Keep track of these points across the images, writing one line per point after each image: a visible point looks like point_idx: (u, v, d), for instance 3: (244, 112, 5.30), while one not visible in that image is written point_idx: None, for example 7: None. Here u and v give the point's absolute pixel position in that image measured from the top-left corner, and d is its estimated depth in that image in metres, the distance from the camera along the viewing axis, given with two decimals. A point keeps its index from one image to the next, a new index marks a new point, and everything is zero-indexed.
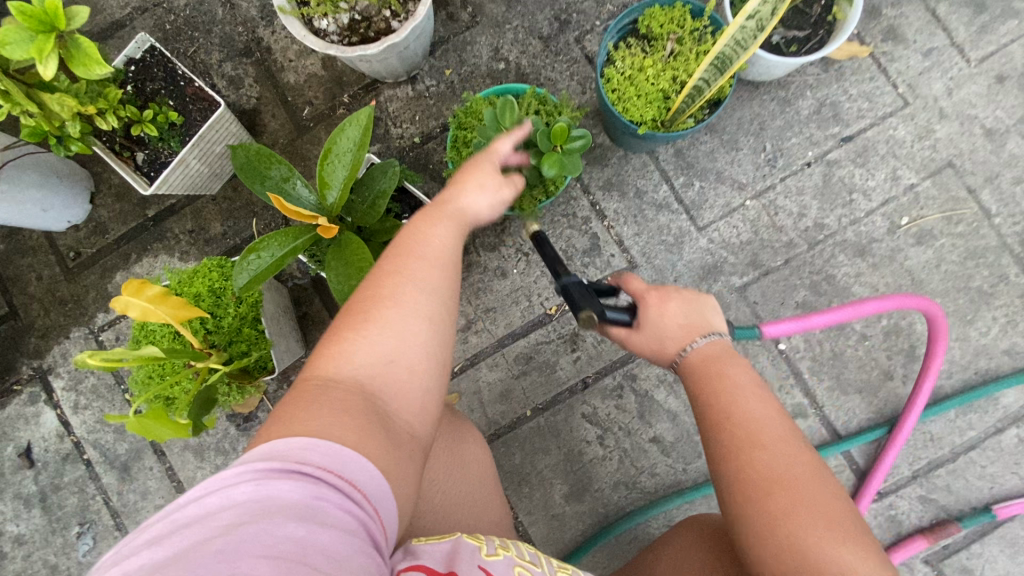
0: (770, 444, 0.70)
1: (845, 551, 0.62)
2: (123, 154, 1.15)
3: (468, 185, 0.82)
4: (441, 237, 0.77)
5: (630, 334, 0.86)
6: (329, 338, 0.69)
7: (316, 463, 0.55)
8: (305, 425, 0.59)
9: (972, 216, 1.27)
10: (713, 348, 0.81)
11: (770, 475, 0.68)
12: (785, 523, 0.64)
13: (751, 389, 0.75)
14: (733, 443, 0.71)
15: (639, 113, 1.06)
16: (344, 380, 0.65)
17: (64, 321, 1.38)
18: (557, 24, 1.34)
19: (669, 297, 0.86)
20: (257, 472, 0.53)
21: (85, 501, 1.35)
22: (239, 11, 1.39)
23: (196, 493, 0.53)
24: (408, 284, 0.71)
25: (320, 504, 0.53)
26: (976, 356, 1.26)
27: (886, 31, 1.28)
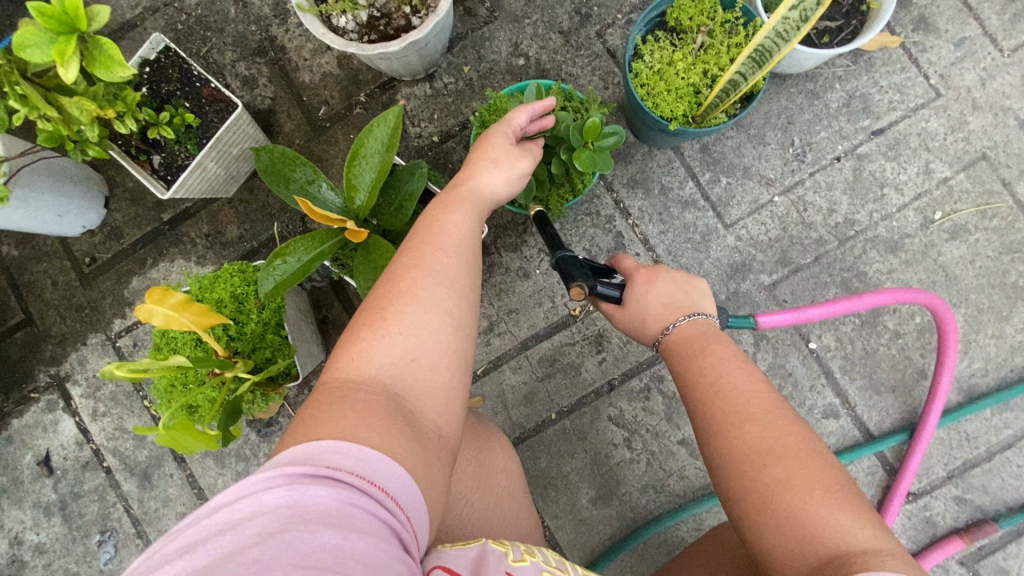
0: (758, 416, 0.69)
1: (842, 516, 0.60)
2: (139, 158, 1.12)
3: (481, 163, 0.83)
4: (452, 226, 0.75)
5: (618, 306, 0.91)
6: (350, 338, 0.66)
7: (348, 470, 0.53)
8: (331, 428, 0.56)
9: (1006, 210, 1.24)
10: (692, 328, 0.84)
11: (757, 444, 0.66)
12: (774, 494, 0.63)
13: (733, 363, 0.76)
14: (721, 418, 0.71)
15: (670, 108, 1.03)
16: (368, 382, 0.62)
17: (80, 328, 1.36)
18: (577, 18, 1.31)
19: (657, 276, 0.90)
20: (288, 478, 0.50)
21: (106, 509, 1.34)
22: (251, 9, 1.36)
23: (225, 500, 0.50)
24: (426, 278, 0.69)
25: (353, 510, 0.51)
26: (1012, 353, 1.23)
27: (917, 20, 1.24)
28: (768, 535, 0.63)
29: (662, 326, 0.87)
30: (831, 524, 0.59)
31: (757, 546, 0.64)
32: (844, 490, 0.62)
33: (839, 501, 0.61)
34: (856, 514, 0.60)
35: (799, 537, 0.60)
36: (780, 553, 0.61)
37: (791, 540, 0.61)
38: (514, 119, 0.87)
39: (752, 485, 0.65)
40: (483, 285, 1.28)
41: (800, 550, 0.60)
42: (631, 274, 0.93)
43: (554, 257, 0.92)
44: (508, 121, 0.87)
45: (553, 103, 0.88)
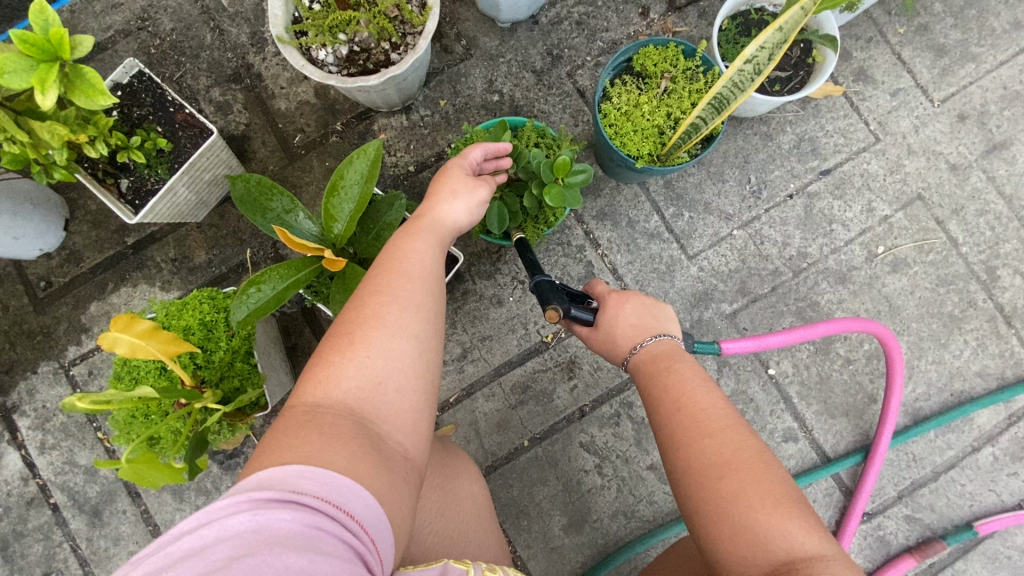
0: (716, 431, 0.72)
1: (791, 526, 0.63)
2: (106, 181, 1.10)
3: (444, 195, 0.85)
4: (418, 253, 0.77)
5: (592, 330, 0.94)
6: (317, 362, 0.67)
7: (313, 493, 0.53)
8: (296, 453, 0.56)
9: (941, 245, 1.34)
10: (659, 347, 0.87)
11: (715, 457, 0.69)
12: (732, 507, 0.65)
13: (697, 382, 0.79)
14: (680, 431, 0.74)
15: (637, 147, 1.09)
16: (334, 406, 0.63)
17: (31, 355, 1.30)
18: (549, 59, 1.37)
19: (627, 300, 0.93)
20: (253, 501, 0.50)
21: (51, 549, 1.26)
22: (228, 36, 1.37)
23: (189, 525, 0.49)
24: (393, 303, 0.70)
25: (318, 534, 0.50)
26: (951, 378, 1.32)
27: (857, 72, 1.36)
28: (724, 545, 0.65)
29: (631, 347, 0.89)
30: (784, 534, 0.62)
31: (715, 556, 0.66)
32: (792, 501, 0.65)
33: (789, 511, 0.64)
34: (804, 524, 0.63)
35: (751, 544, 0.63)
36: (735, 561, 0.64)
37: (744, 549, 0.63)
38: (469, 157, 0.90)
39: (708, 496, 0.67)
40: (457, 312, 1.29)
41: (753, 558, 0.63)
42: (603, 299, 0.96)
43: (534, 283, 0.94)
44: (462, 160, 0.90)
45: (508, 148, 0.94)
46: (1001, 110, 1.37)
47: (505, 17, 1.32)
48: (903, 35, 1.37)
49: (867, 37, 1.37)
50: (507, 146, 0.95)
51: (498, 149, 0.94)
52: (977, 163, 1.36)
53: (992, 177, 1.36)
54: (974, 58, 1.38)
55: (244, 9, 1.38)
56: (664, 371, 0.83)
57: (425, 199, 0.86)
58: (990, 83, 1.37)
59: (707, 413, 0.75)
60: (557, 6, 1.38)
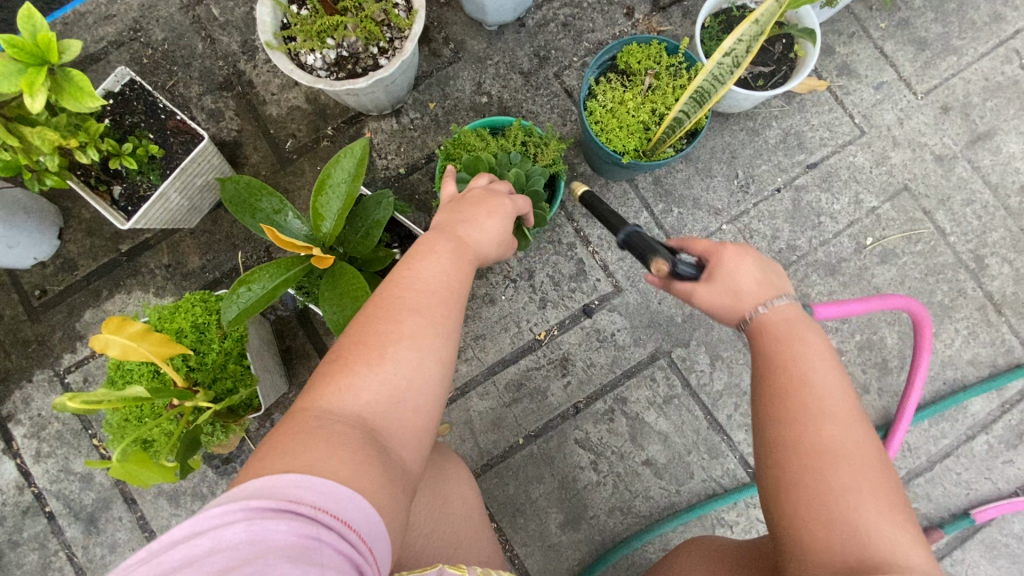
0: (840, 416, 0.60)
1: (898, 534, 0.53)
2: (99, 188, 1.12)
3: (473, 211, 0.84)
4: (437, 267, 0.75)
5: (692, 291, 0.74)
6: (338, 366, 0.66)
7: (311, 503, 0.52)
8: (303, 459, 0.55)
9: (928, 235, 1.35)
10: (778, 316, 0.69)
11: (829, 446, 0.58)
12: (838, 496, 0.55)
13: (826, 356, 0.65)
14: (784, 395, 0.62)
15: (622, 143, 1.10)
16: (345, 415, 0.62)
17: (26, 363, 1.30)
18: (536, 60, 1.39)
19: (746, 250, 0.74)
20: (249, 511, 0.49)
21: (47, 558, 1.26)
22: (219, 45, 1.39)
23: (185, 531, 0.48)
24: (410, 316, 0.69)
25: (314, 545, 0.49)
26: (943, 367, 1.32)
27: (840, 67, 1.38)
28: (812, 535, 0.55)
29: (741, 313, 0.72)
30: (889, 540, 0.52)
31: (799, 544, 0.56)
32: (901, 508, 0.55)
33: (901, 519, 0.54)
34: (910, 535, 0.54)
35: (850, 544, 0.53)
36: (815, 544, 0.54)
37: (840, 543, 0.53)
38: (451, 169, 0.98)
39: (807, 479, 0.57)
40: None
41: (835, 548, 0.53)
42: (713, 255, 0.74)
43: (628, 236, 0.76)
44: (450, 179, 0.96)
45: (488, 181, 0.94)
46: (983, 101, 1.39)
47: (491, 20, 1.34)
48: (884, 30, 1.39)
49: (849, 32, 1.39)
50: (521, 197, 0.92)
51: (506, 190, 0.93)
52: (962, 154, 1.37)
53: (977, 167, 1.37)
54: (956, 50, 1.40)
55: (235, 18, 1.39)
56: (788, 337, 0.67)
57: (458, 214, 0.84)
58: (971, 75, 1.39)
59: (835, 392, 0.62)
60: (543, 8, 1.40)
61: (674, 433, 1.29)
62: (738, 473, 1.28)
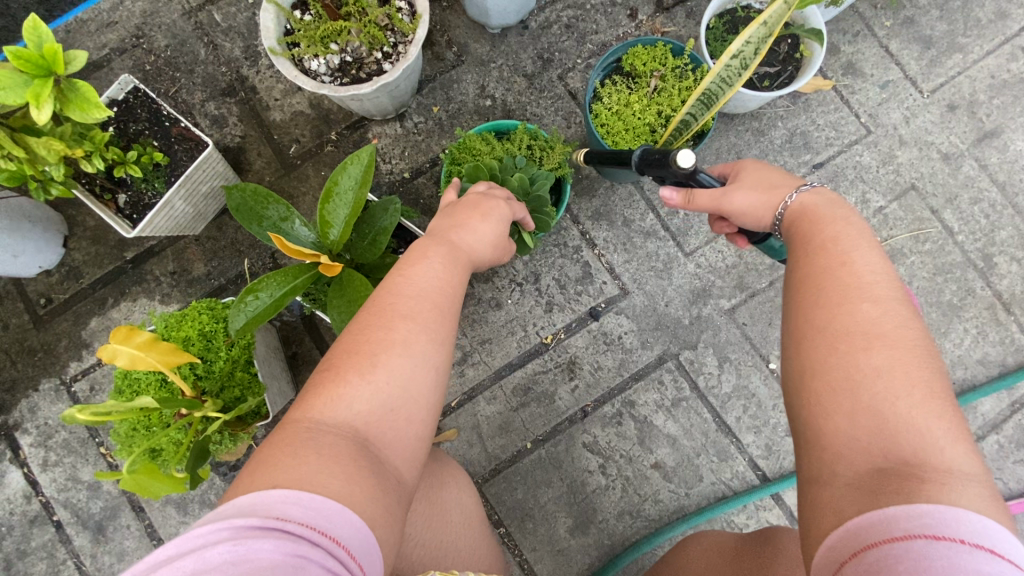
0: (880, 300, 0.58)
1: (933, 427, 0.51)
2: (104, 197, 1.12)
3: (468, 216, 0.84)
4: (433, 270, 0.74)
5: (724, 192, 0.78)
6: (327, 376, 0.64)
7: (299, 520, 0.50)
8: (291, 474, 0.53)
9: (936, 234, 1.34)
10: (815, 200, 0.70)
11: (862, 331, 0.56)
12: (870, 383, 0.54)
13: (866, 243, 0.63)
14: (821, 280, 0.61)
15: (629, 145, 1.10)
16: (336, 424, 0.61)
17: (33, 372, 1.30)
18: (540, 63, 1.39)
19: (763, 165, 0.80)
20: (234, 530, 0.46)
21: (55, 567, 1.26)
22: (222, 51, 1.38)
23: (163, 556, 0.45)
24: (406, 322, 0.68)
25: (303, 564, 0.47)
26: (952, 367, 1.31)
27: (845, 66, 1.38)
28: (841, 428, 0.54)
29: (772, 211, 0.74)
30: (926, 434, 0.51)
31: (817, 433, 0.56)
32: (947, 406, 0.53)
33: (939, 412, 0.52)
34: (951, 433, 0.52)
35: (873, 430, 0.52)
36: (843, 437, 0.54)
37: (861, 430, 0.53)
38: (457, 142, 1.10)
39: (834, 363, 0.56)
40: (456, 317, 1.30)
41: (866, 442, 0.52)
42: (736, 170, 0.83)
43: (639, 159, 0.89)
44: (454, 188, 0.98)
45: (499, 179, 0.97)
46: (990, 99, 1.38)
47: (495, 23, 1.34)
48: (890, 28, 1.38)
49: (854, 31, 1.38)
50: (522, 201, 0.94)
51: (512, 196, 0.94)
52: (969, 152, 1.37)
53: (984, 165, 1.36)
54: (962, 48, 1.39)
55: (237, 23, 1.39)
56: (824, 229, 0.65)
57: (453, 219, 0.84)
58: (978, 72, 1.38)
59: (876, 278, 0.60)
60: (546, 10, 1.39)
61: (683, 436, 1.28)
62: (747, 476, 1.28)
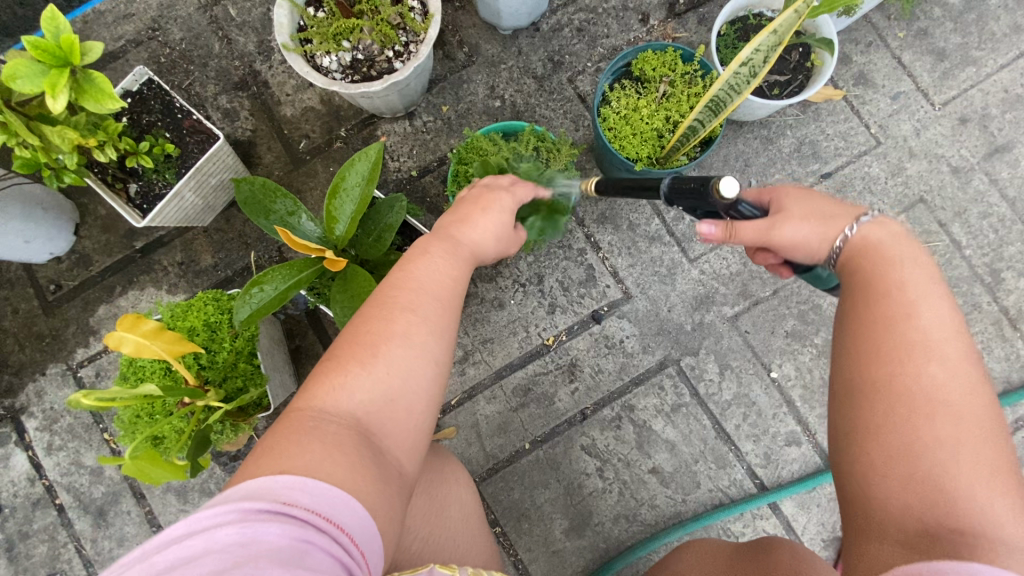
0: (946, 361, 0.57)
1: (991, 499, 0.53)
2: (116, 186, 1.13)
3: (472, 211, 0.83)
4: (439, 267, 0.75)
5: (774, 224, 0.70)
6: (329, 367, 0.65)
7: (305, 506, 0.51)
8: (297, 461, 0.55)
9: (943, 248, 1.33)
10: (876, 236, 0.66)
11: (933, 397, 0.55)
12: (929, 451, 0.55)
13: (933, 294, 0.61)
14: (885, 331, 0.59)
15: (635, 150, 1.10)
16: (341, 416, 0.62)
17: (40, 357, 1.32)
18: (550, 65, 1.39)
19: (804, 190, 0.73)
20: (241, 513, 0.48)
21: (56, 550, 1.27)
22: (236, 45, 1.40)
23: (172, 536, 0.46)
24: (408, 317, 0.68)
25: (308, 548, 0.49)
26: None
27: (856, 76, 1.37)
28: (895, 492, 0.56)
29: (829, 242, 0.69)
30: (981, 506, 0.53)
31: (867, 490, 0.57)
32: (1004, 474, 0.55)
33: (997, 483, 0.54)
34: (1006, 502, 0.54)
35: (928, 498, 0.54)
36: (896, 499, 0.55)
37: (915, 497, 0.55)
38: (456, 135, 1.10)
39: (894, 425, 0.56)
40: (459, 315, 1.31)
41: (919, 508, 0.54)
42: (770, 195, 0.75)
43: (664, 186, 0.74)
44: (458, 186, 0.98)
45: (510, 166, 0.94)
46: (1002, 113, 1.37)
47: (507, 24, 1.34)
48: (903, 39, 1.38)
49: (867, 41, 1.37)
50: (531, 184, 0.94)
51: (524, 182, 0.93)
52: (979, 166, 1.36)
53: (994, 180, 1.35)
54: (975, 62, 1.38)
55: (251, 18, 1.41)
56: (887, 273, 0.63)
57: (455, 214, 0.84)
58: (990, 86, 1.38)
59: (943, 334, 0.59)
60: (558, 13, 1.40)
61: (681, 442, 1.28)
62: (745, 484, 1.27)
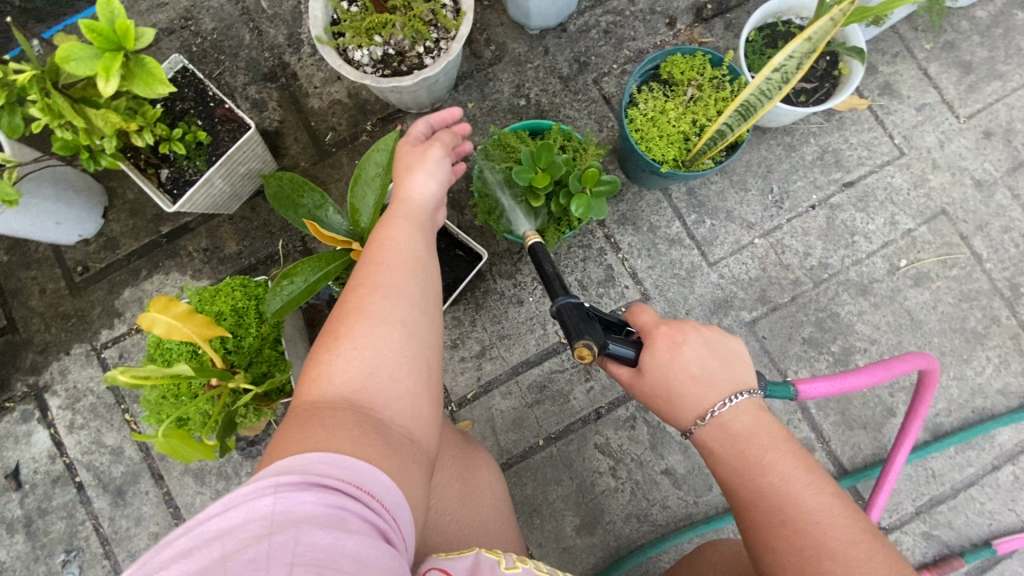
0: (785, 479, 0.69)
1: None
2: (147, 171, 1.15)
3: (405, 174, 0.82)
4: (397, 240, 0.75)
5: (640, 376, 0.78)
6: (310, 363, 0.67)
7: (334, 476, 0.55)
8: (303, 443, 0.57)
9: (964, 261, 1.33)
10: (724, 406, 0.73)
11: (796, 522, 0.66)
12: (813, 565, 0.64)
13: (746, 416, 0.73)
14: (738, 475, 0.71)
15: (662, 152, 1.11)
16: (329, 400, 0.63)
17: (65, 337, 1.34)
18: (576, 66, 1.40)
19: (681, 338, 0.77)
20: (277, 485, 0.52)
21: (74, 527, 1.30)
22: (266, 37, 1.42)
23: (220, 507, 0.52)
24: (372, 295, 0.69)
25: (341, 513, 0.53)
26: (972, 395, 1.30)
27: (882, 86, 1.37)
28: None
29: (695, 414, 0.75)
30: None
31: None
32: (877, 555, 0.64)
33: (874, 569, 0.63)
34: None
35: None
36: None
37: None
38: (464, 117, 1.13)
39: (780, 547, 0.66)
40: (478, 311, 1.32)
41: None
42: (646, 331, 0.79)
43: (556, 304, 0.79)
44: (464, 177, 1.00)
45: (457, 114, 0.91)
46: None
47: (535, 24, 1.36)
48: (929, 51, 1.38)
49: (893, 52, 1.38)
50: (455, 114, 0.92)
51: (446, 116, 0.91)
52: (1002, 180, 1.35)
53: (1016, 194, 1.35)
54: (1001, 76, 1.38)
55: (283, 11, 1.43)
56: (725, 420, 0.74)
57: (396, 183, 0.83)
58: (1016, 101, 1.37)
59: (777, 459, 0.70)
60: (585, 15, 1.41)
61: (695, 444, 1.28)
62: None
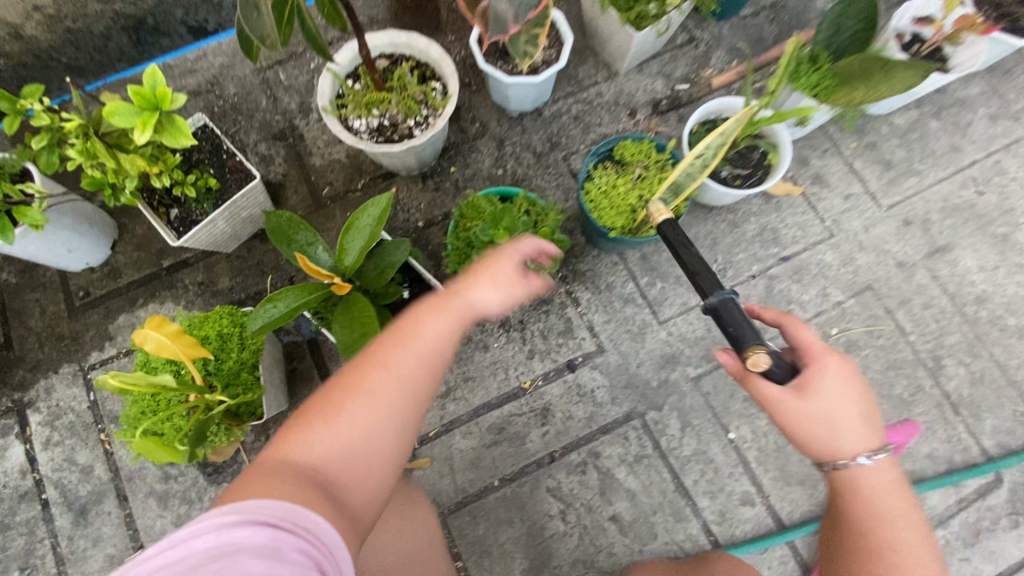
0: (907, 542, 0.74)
1: None
2: (159, 209, 1.30)
3: (482, 278, 0.85)
4: (422, 329, 0.81)
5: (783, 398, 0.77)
6: (299, 421, 0.74)
7: (275, 514, 0.61)
8: (267, 494, 0.64)
9: (889, 332, 1.46)
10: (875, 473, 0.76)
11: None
12: None
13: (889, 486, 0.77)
14: (862, 528, 0.76)
15: (611, 220, 1.27)
16: (305, 463, 0.70)
17: (57, 356, 1.43)
18: (549, 144, 1.61)
19: (851, 380, 0.78)
20: (218, 522, 0.58)
21: (32, 544, 1.32)
22: (280, 103, 1.63)
23: (164, 543, 0.58)
24: (383, 377, 0.76)
25: (277, 543, 0.59)
26: (901, 458, 1.39)
27: (813, 176, 1.58)
28: None
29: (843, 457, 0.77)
30: None
31: None
32: None
33: None
34: None
35: None
36: None
37: None
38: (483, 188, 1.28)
39: None
40: None
41: None
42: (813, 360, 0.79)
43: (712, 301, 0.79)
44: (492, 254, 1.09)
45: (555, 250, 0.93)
46: (941, 220, 1.55)
47: (514, 107, 1.57)
48: (854, 149, 1.60)
49: (823, 148, 1.59)
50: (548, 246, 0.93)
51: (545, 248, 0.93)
52: (921, 263, 1.52)
53: (935, 276, 1.51)
54: (917, 173, 1.59)
55: (297, 83, 1.64)
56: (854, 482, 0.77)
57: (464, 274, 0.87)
58: (930, 195, 1.57)
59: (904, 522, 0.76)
60: (559, 102, 1.64)
61: (641, 492, 1.35)
62: (700, 540, 1.33)
